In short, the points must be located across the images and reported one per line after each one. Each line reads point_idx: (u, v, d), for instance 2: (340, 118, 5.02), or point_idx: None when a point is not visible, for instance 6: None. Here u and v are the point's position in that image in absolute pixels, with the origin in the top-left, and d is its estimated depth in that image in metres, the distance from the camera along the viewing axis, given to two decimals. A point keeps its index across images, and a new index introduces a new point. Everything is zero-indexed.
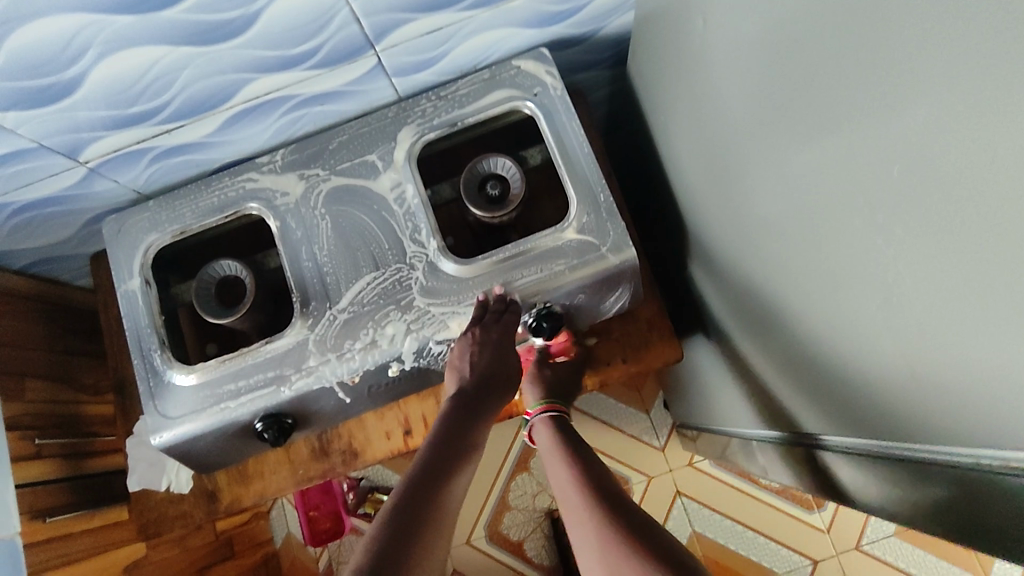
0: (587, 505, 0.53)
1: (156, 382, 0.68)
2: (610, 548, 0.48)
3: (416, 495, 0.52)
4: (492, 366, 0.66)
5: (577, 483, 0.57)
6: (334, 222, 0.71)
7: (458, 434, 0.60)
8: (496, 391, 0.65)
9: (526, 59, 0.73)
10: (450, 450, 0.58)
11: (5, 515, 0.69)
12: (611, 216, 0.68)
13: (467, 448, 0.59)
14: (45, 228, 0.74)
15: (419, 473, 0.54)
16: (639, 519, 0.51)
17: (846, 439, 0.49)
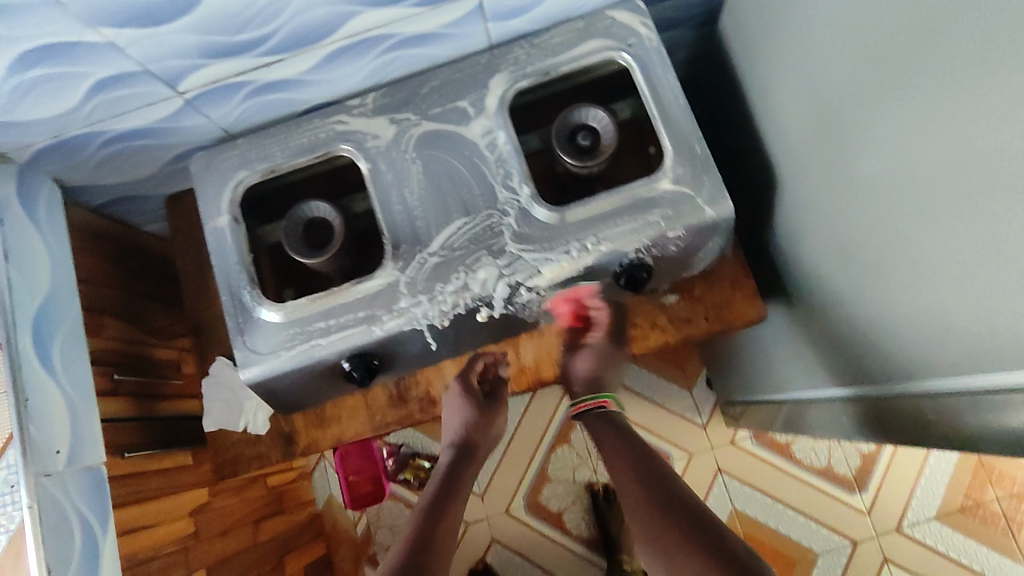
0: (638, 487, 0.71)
1: (246, 318, 0.68)
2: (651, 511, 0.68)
3: (426, 521, 0.71)
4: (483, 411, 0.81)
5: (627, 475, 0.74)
6: (425, 166, 0.70)
7: (458, 473, 0.79)
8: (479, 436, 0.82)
9: (622, 10, 0.72)
10: (450, 484, 0.78)
11: (91, 443, 0.66)
12: (706, 169, 0.67)
13: (459, 486, 0.77)
14: (132, 162, 0.74)
15: (420, 512, 0.73)
16: (679, 493, 0.69)
17: (949, 378, 0.52)
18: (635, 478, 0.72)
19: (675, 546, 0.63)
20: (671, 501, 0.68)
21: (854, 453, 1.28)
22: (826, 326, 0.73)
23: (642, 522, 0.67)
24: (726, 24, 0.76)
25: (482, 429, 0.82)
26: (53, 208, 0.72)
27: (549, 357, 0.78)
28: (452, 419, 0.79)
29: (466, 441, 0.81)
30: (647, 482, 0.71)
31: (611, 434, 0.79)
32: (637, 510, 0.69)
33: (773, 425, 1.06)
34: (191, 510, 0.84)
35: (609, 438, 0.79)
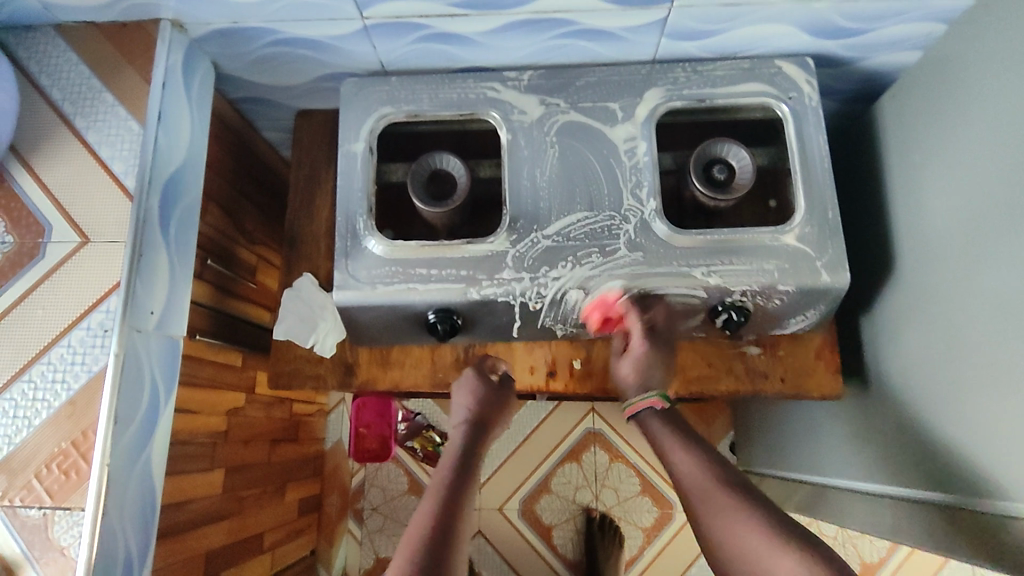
0: (718, 493, 0.58)
1: (354, 244, 0.71)
2: (731, 510, 0.56)
3: (445, 520, 0.57)
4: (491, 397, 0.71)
5: (700, 470, 0.60)
6: (562, 153, 0.72)
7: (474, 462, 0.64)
8: (495, 412, 0.70)
9: (790, 64, 0.74)
10: (468, 460, 0.64)
11: (179, 315, 0.68)
12: (833, 236, 0.68)
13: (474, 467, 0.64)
14: (287, 69, 0.76)
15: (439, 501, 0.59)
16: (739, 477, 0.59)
17: None
18: (707, 475, 0.60)
19: (728, 515, 0.56)
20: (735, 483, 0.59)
21: (856, 558, 1.26)
22: (900, 421, 0.73)
23: (713, 510, 0.57)
24: (880, 105, 0.77)
25: (498, 405, 0.71)
26: (205, 87, 0.73)
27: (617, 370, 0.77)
28: (464, 402, 0.71)
29: (484, 415, 0.70)
30: (723, 488, 0.58)
31: (678, 436, 0.64)
32: (717, 513, 0.57)
33: (780, 502, 1.08)
34: (228, 409, 0.85)
35: (664, 435, 0.65)
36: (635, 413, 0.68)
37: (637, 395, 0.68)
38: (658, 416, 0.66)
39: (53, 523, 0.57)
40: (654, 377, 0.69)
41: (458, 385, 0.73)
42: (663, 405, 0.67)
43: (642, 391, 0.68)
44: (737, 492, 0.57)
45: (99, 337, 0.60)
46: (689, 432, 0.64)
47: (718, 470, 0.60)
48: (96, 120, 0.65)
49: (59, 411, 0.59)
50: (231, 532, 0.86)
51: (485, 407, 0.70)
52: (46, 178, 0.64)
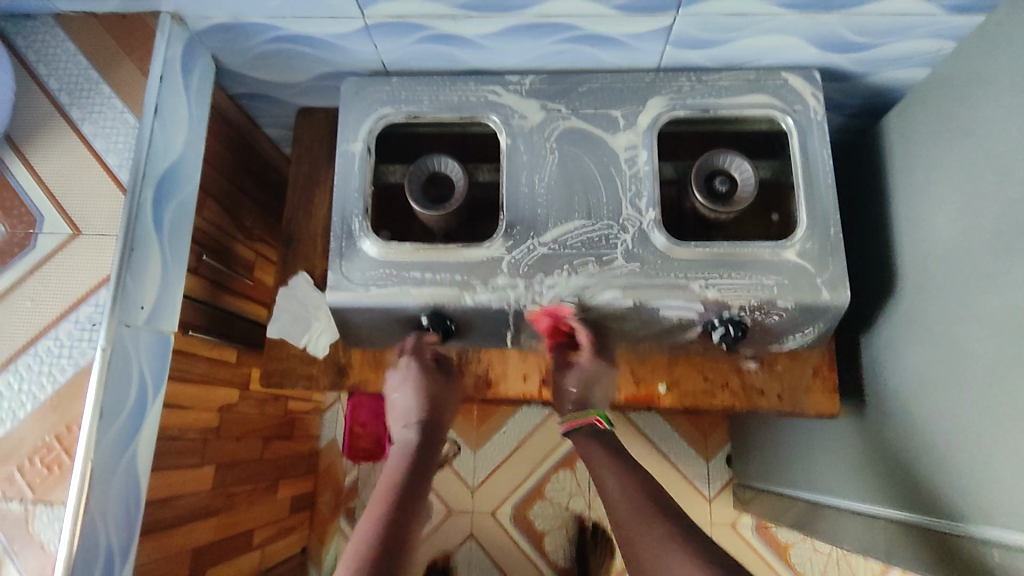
0: (645, 511, 0.60)
1: (348, 245, 0.70)
2: (654, 524, 0.58)
3: (391, 525, 0.57)
4: (433, 396, 0.72)
5: (630, 490, 0.63)
6: (562, 160, 0.71)
7: (423, 466, 0.66)
8: (437, 413, 0.71)
9: (797, 76, 0.73)
10: (415, 466, 0.65)
11: (171, 310, 0.68)
12: (834, 253, 0.67)
13: (420, 470, 0.65)
14: (288, 66, 0.76)
15: (386, 508, 0.59)
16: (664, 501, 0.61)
17: None
18: (635, 494, 0.62)
19: (650, 529, 0.58)
20: (657, 506, 0.60)
21: None
22: (896, 442, 0.72)
23: (639, 527, 0.58)
24: (887, 120, 0.75)
25: (440, 402, 0.72)
26: (204, 81, 0.73)
27: (612, 382, 0.76)
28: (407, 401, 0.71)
29: (428, 416, 0.71)
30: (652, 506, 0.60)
31: (610, 456, 0.67)
32: (635, 534, 0.58)
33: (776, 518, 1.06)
34: (219, 405, 0.85)
35: (593, 461, 0.67)
36: (567, 431, 0.71)
37: (580, 413, 0.71)
38: (591, 435, 0.69)
39: (35, 518, 0.56)
40: (593, 391, 0.73)
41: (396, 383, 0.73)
42: (601, 425, 0.70)
43: (580, 409, 0.72)
44: (661, 515, 0.59)
45: (87, 331, 0.60)
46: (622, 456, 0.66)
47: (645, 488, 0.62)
48: (92, 112, 0.65)
49: (43, 404, 0.58)
50: (218, 528, 0.86)
51: (430, 407, 0.71)
52: (40, 168, 0.64)
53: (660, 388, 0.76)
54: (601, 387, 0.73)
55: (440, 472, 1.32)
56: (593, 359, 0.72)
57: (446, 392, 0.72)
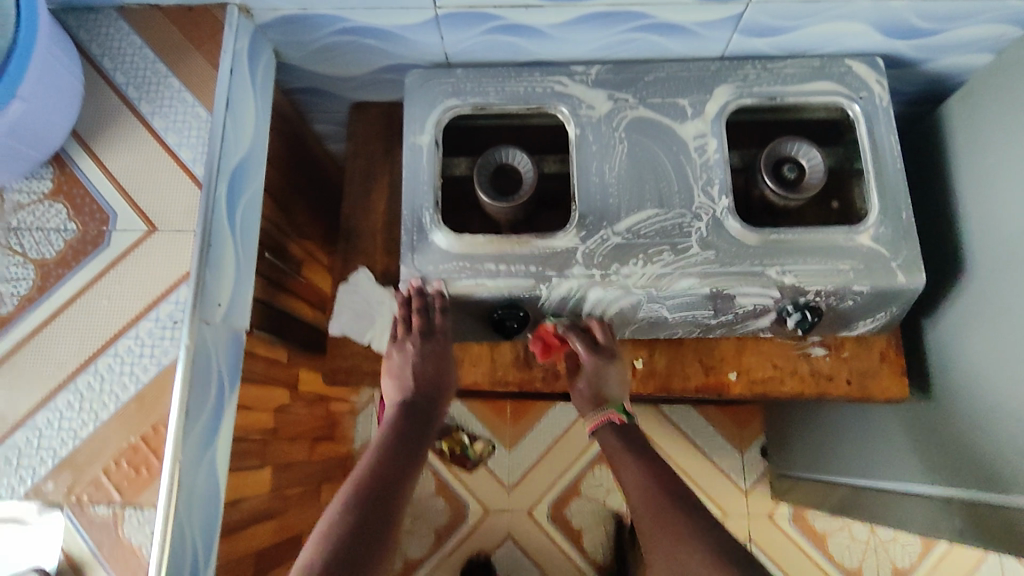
0: (662, 506, 0.61)
1: (420, 238, 0.70)
2: (666, 521, 0.60)
3: (375, 492, 0.59)
4: (430, 372, 0.72)
5: (644, 485, 0.64)
6: (631, 149, 0.71)
7: (413, 437, 0.67)
8: (431, 388, 0.71)
9: (860, 63, 0.73)
10: (402, 442, 0.66)
11: (242, 308, 0.66)
12: (907, 237, 0.68)
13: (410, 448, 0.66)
14: (349, 59, 0.75)
15: (374, 474, 0.61)
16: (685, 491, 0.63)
17: None
18: (649, 485, 0.64)
19: (662, 526, 0.60)
20: (675, 498, 0.62)
21: (888, 563, 1.24)
22: (966, 425, 0.72)
23: (653, 525, 0.61)
24: (947, 106, 0.76)
25: (433, 376, 0.72)
26: (267, 76, 0.72)
27: (681, 372, 0.76)
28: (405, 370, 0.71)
29: (425, 382, 0.71)
30: (665, 500, 0.62)
31: (623, 448, 0.69)
32: (653, 533, 0.60)
33: (820, 505, 1.07)
34: (275, 407, 0.83)
35: (614, 452, 0.69)
36: (594, 429, 0.72)
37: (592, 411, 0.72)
38: (611, 431, 0.71)
39: (123, 521, 0.56)
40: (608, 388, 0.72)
41: (399, 349, 0.72)
42: (618, 418, 0.71)
43: (599, 404, 0.72)
44: (676, 509, 0.61)
45: (169, 329, 0.58)
46: (638, 449, 0.68)
47: (660, 480, 0.64)
48: (162, 106, 0.63)
49: (127, 405, 0.57)
50: (275, 531, 0.85)
51: (428, 376, 0.71)
52: (110, 164, 0.62)
53: (731, 376, 0.76)
54: (615, 376, 0.72)
55: (476, 472, 1.31)
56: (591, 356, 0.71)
57: (445, 361, 0.72)
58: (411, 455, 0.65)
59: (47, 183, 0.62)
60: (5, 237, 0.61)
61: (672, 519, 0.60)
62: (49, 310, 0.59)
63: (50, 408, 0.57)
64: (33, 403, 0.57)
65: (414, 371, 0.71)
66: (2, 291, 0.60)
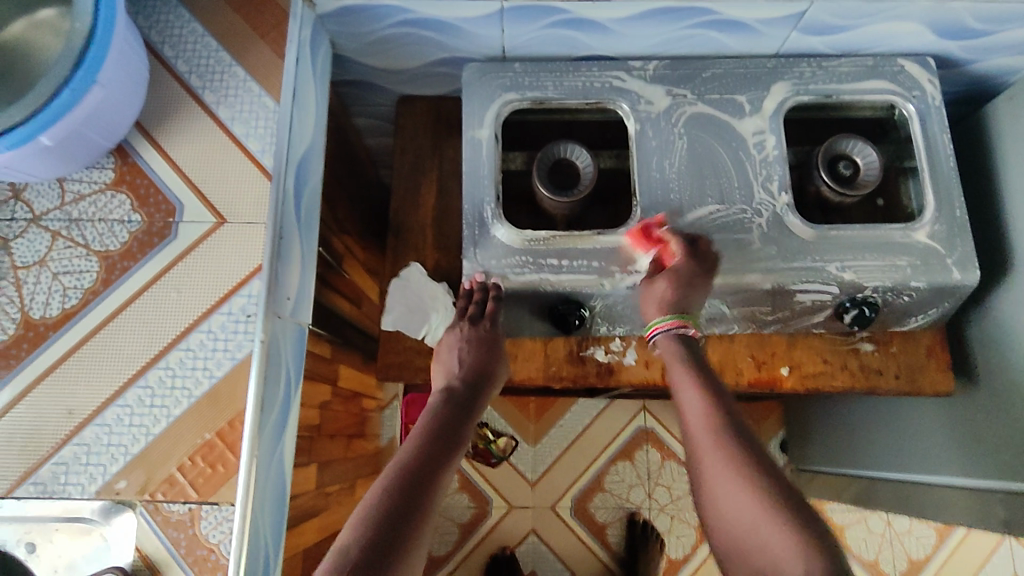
0: (718, 440, 0.56)
1: (482, 232, 0.70)
2: (722, 452, 0.54)
3: (415, 474, 0.57)
4: (481, 363, 0.71)
5: (702, 410, 0.58)
6: (691, 145, 0.71)
7: (457, 421, 0.65)
8: (482, 379, 0.70)
9: (912, 63, 0.75)
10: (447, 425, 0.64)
11: (306, 302, 0.65)
12: (961, 234, 0.69)
13: (455, 431, 0.64)
14: (404, 52, 0.74)
15: (416, 456, 0.59)
16: (745, 430, 0.57)
17: None
18: (707, 412, 0.58)
19: (718, 463, 0.54)
20: (738, 434, 0.56)
21: (903, 555, 1.27)
22: (1011, 419, 0.73)
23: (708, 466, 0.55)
24: (992, 107, 0.78)
25: (486, 370, 0.71)
26: (324, 67, 0.71)
27: (734, 366, 0.77)
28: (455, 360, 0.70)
29: (472, 372, 0.70)
30: (723, 433, 0.56)
31: (687, 366, 0.63)
32: (709, 459, 0.55)
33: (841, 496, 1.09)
34: (320, 403, 0.82)
35: (677, 364, 0.63)
36: (655, 334, 0.67)
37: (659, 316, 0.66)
38: (677, 339, 0.65)
39: (200, 519, 0.54)
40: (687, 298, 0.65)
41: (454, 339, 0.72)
42: (690, 331, 0.65)
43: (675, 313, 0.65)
44: (734, 446, 0.55)
45: (243, 322, 0.57)
46: (702, 370, 0.62)
47: (721, 411, 0.58)
48: (227, 96, 0.63)
49: (200, 399, 0.56)
50: (318, 530, 0.82)
51: (477, 365, 0.71)
52: (176, 154, 0.61)
53: (783, 371, 0.77)
54: (699, 295, 0.66)
55: (500, 467, 1.31)
56: (689, 262, 0.65)
57: (495, 355, 0.72)
58: (454, 440, 0.63)
59: (109, 174, 0.61)
60: (67, 229, 0.59)
61: (729, 450, 0.54)
62: (115, 304, 0.58)
63: (119, 404, 0.56)
64: (101, 399, 0.56)
65: (463, 360, 0.71)
66: (64, 283, 0.58)
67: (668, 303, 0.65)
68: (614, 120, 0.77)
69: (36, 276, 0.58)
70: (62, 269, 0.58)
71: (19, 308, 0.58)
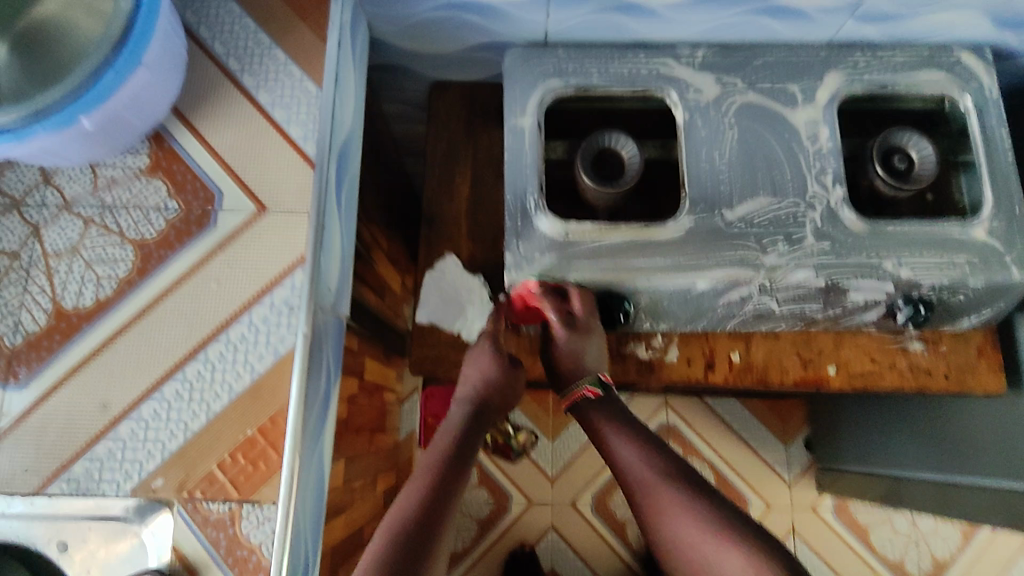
0: (671, 491, 0.62)
1: (524, 223, 0.67)
2: (675, 503, 0.61)
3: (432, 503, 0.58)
4: (501, 379, 0.69)
5: (648, 465, 0.64)
6: (742, 135, 0.69)
7: (471, 439, 0.66)
8: (501, 393, 0.69)
9: (969, 54, 0.72)
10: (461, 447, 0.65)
11: (344, 295, 0.62)
12: (1021, 231, 0.67)
13: (467, 454, 0.65)
14: (442, 35, 0.71)
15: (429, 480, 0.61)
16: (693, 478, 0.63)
17: None
18: (656, 465, 0.64)
19: (673, 508, 0.60)
20: (686, 482, 0.62)
21: (928, 556, 1.25)
22: None
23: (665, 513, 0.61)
24: None
25: (506, 388, 0.70)
26: (362, 51, 0.68)
27: (780, 364, 0.75)
28: (472, 376, 0.69)
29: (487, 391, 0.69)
30: (672, 485, 0.62)
31: (620, 426, 0.67)
32: (664, 508, 0.61)
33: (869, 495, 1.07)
34: (349, 397, 0.80)
35: (610, 428, 0.67)
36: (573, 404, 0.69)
37: (573, 385, 0.69)
38: (596, 403, 0.68)
39: (241, 519, 0.52)
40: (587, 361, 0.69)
41: (475, 355, 0.72)
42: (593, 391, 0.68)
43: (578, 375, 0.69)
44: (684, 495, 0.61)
45: (285, 315, 0.55)
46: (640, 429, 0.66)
47: (664, 464, 0.64)
48: (266, 79, 0.60)
49: (240, 395, 0.54)
50: (346, 527, 0.79)
51: (492, 384, 0.69)
52: (212, 139, 0.59)
53: (829, 370, 0.75)
54: (593, 348, 0.69)
55: (519, 462, 1.29)
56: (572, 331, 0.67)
57: (511, 371, 0.70)
58: (467, 461, 0.64)
59: (143, 159, 0.58)
60: (99, 215, 0.57)
61: (681, 501, 0.61)
62: (151, 295, 0.55)
63: (156, 399, 0.53)
64: (137, 393, 0.54)
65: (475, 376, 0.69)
66: (97, 273, 0.56)
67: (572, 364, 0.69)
68: (659, 109, 0.75)
69: (68, 264, 0.56)
70: (95, 258, 0.56)
71: (51, 298, 0.55)
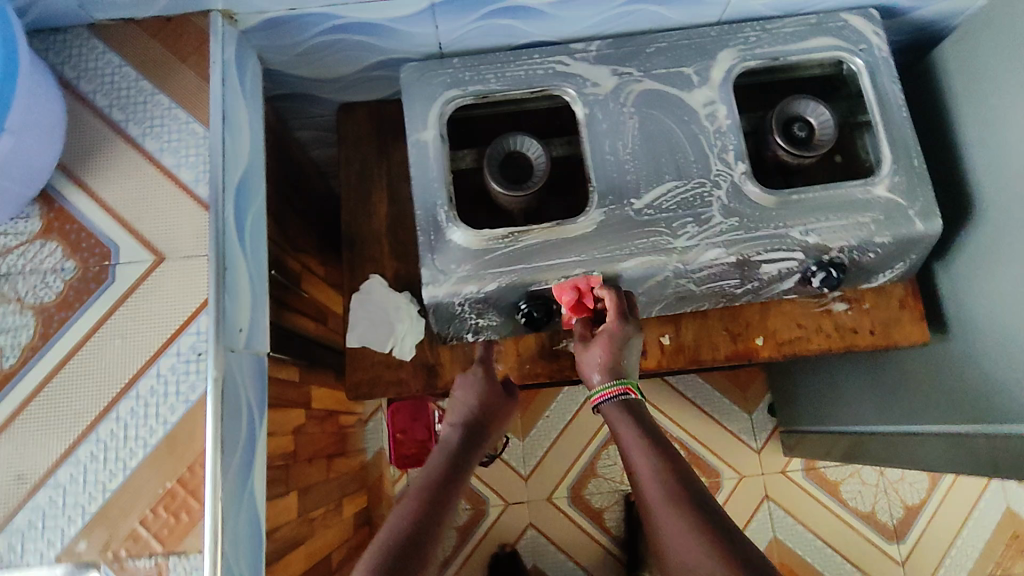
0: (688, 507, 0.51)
1: (437, 237, 0.67)
2: (692, 521, 0.50)
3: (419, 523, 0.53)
4: (490, 405, 0.68)
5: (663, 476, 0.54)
6: (642, 123, 0.69)
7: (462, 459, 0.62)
8: (490, 420, 0.67)
9: (856, 16, 0.73)
10: (452, 468, 0.61)
11: (260, 332, 0.62)
12: (921, 183, 0.68)
13: (457, 475, 0.61)
14: (336, 59, 0.71)
15: (416, 498, 0.56)
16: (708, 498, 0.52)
17: None
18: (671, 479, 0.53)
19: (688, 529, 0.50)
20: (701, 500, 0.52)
21: (898, 503, 1.28)
22: (984, 362, 0.73)
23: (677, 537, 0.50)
24: (939, 51, 0.77)
25: (494, 411, 0.68)
26: (254, 84, 0.68)
27: (710, 342, 0.77)
28: (462, 398, 0.68)
29: (476, 414, 0.67)
30: (687, 498, 0.52)
31: (638, 429, 0.58)
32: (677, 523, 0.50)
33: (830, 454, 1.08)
34: (295, 429, 0.79)
35: (627, 430, 0.58)
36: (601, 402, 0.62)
37: (605, 381, 0.62)
38: (621, 405, 0.61)
39: (169, 571, 0.52)
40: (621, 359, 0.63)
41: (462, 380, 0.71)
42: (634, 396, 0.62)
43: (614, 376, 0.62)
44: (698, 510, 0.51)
45: (193, 362, 0.54)
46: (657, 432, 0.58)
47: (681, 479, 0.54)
48: (153, 125, 0.59)
49: (157, 448, 0.53)
50: (307, 558, 0.79)
51: (481, 407, 0.67)
52: (103, 194, 0.58)
53: (758, 341, 0.77)
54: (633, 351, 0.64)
55: (492, 466, 1.30)
56: (621, 321, 0.64)
57: (502, 397, 0.69)
58: (456, 484, 0.59)
59: (35, 223, 0.57)
60: None
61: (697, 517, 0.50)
62: (56, 359, 0.54)
63: (72, 463, 0.53)
64: (52, 458, 0.53)
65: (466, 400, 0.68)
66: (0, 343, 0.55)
67: (603, 367, 0.62)
68: (562, 105, 0.75)
69: None
70: None
71: None
